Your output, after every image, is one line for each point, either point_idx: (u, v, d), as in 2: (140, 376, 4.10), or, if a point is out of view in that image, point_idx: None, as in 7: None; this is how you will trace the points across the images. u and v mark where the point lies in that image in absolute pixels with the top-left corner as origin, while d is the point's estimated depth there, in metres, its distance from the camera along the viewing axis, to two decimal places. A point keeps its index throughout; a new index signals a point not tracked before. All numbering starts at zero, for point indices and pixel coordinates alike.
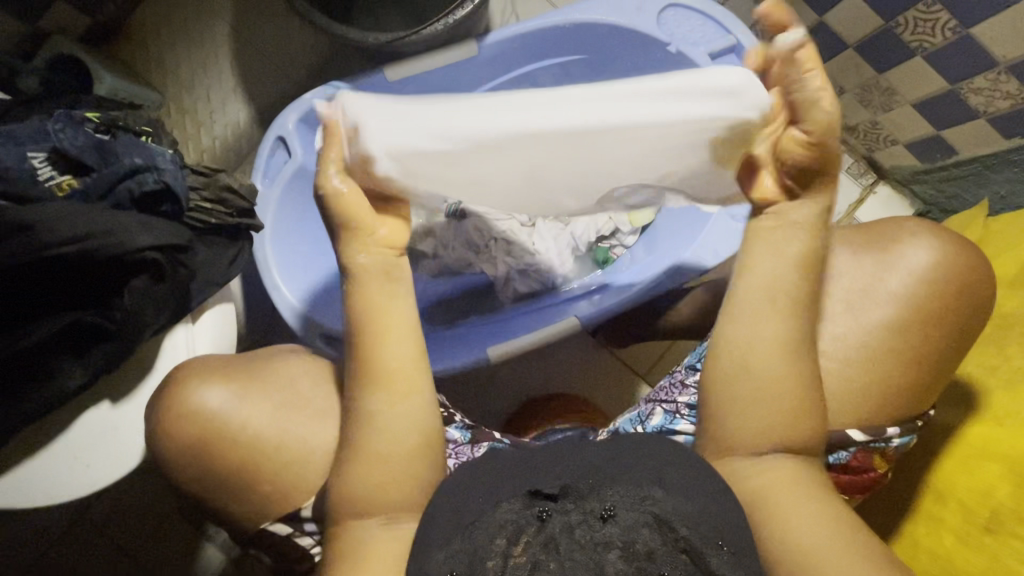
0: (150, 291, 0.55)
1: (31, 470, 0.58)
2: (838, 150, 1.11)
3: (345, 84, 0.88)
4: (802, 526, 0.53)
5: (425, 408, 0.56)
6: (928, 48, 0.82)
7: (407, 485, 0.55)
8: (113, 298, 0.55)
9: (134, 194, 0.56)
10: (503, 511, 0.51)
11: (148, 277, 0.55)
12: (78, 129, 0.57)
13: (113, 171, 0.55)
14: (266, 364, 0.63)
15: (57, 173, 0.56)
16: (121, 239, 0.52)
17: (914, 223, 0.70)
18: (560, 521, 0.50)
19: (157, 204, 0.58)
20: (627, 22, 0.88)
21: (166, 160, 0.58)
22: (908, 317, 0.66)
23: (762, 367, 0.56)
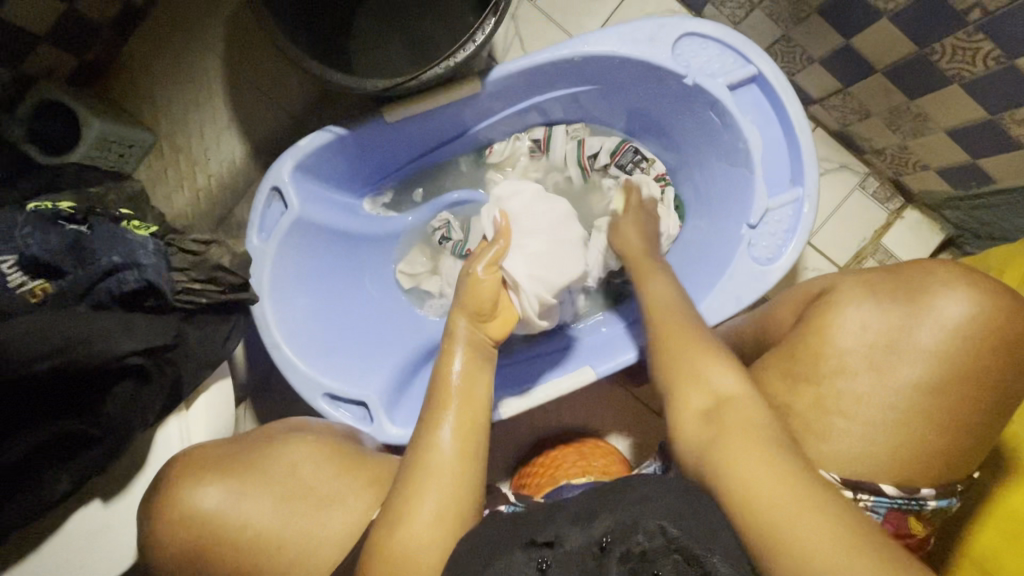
0: (138, 392, 0.52)
1: (24, 574, 0.55)
2: (862, 172, 1.05)
3: (341, 128, 0.83)
4: (765, 480, 0.50)
5: (457, 480, 0.57)
6: (967, 77, 0.75)
7: (424, 563, 0.53)
8: (98, 405, 0.52)
9: (113, 294, 0.53)
10: (504, 563, 0.50)
11: (134, 380, 0.52)
12: (48, 226, 0.52)
13: (90, 273, 0.52)
14: (268, 446, 0.61)
15: (30, 277, 0.52)
16: (101, 348, 0.49)
17: (945, 268, 0.65)
18: (559, 571, 0.49)
19: (140, 300, 0.54)
20: (639, 54, 0.82)
21: (146, 253, 0.54)
22: (948, 380, 0.61)
23: (707, 364, 0.61)
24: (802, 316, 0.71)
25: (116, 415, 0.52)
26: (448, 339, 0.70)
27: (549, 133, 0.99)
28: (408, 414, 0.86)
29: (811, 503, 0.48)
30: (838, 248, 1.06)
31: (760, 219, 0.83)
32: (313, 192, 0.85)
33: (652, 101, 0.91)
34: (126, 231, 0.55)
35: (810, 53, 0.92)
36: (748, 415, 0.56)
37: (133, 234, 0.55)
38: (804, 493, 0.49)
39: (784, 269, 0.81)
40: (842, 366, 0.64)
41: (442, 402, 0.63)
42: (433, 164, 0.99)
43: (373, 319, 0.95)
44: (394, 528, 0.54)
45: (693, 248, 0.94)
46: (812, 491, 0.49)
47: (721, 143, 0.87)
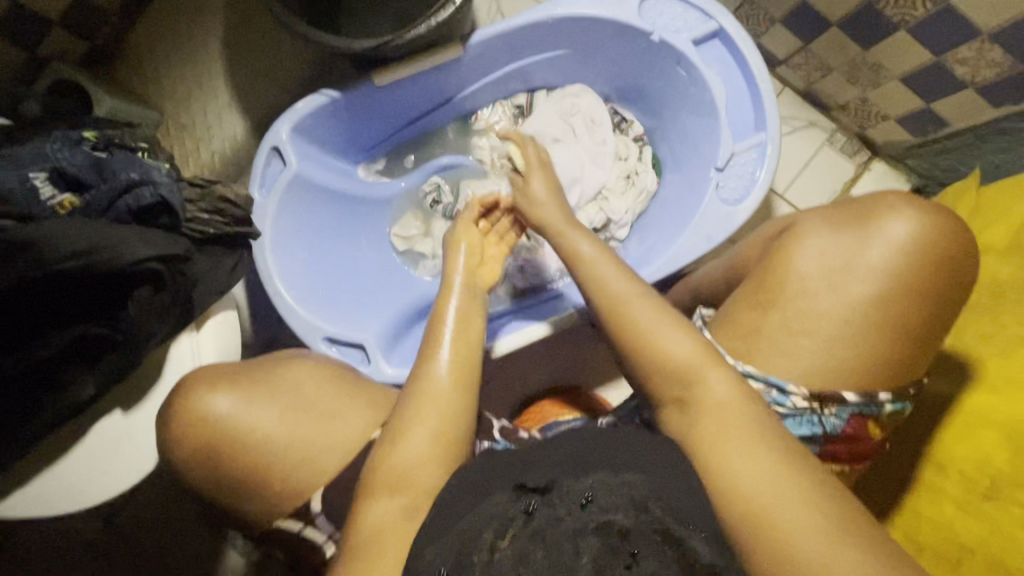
0: (153, 299, 0.57)
1: (53, 479, 0.61)
2: (829, 129, 1.11)
3: (335, 92, 0.89)
4: (750, 469, 0.52)
5: (455, 407, 0.62)
6: (911, 22, 0.81)
7: (420, 479, 0.59)
8: (119, 308, 0.57)
9: (131, 209, 0.57)
10: (494, 503, 0.55)
11: (150, 286, 0.57)
12: (75, 147, 0.59)
13: (110, 187, 0.57)
14: (273, 369, 0.66)
15: (59, 192, 0.58)
16: (121, 253, 0.54)
17: (892, 197, 0.70)
18: (546, 513, 0.53)
19: (153, 218, 0.59)
20: (609, 14, 0.88)
21: (160, 175, 0.59)
22: (890, 292, 0.66)
23: (674, 343, 0.59)
24: (767, 248, 0.76)
25: (136, 317, 0.57)
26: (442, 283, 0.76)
27: (531, 100, 1.06)
28: (404, 357, 0.91)
29: (796, 488, 0.51)
30: (810, 201, 1.12)
31: (727, 163, 0.88)
32: (310, 153, 0.92)
33: (625, 61, 0.97)
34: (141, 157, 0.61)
35: (771, 14, 0.99)
36: (728, 401, 0.56)
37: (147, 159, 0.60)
38: (787, 482, 0.51)
39: (751, 207, 0.86)
40: (800, 284, 0.70)
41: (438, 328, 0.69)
42: (422, 131, 1.06)
43: (370, 276, 1.00)
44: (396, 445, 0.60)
45: (669, 199, 1.00)
46: (798, 484, 0.51)
47: (690, 96, 0.93)
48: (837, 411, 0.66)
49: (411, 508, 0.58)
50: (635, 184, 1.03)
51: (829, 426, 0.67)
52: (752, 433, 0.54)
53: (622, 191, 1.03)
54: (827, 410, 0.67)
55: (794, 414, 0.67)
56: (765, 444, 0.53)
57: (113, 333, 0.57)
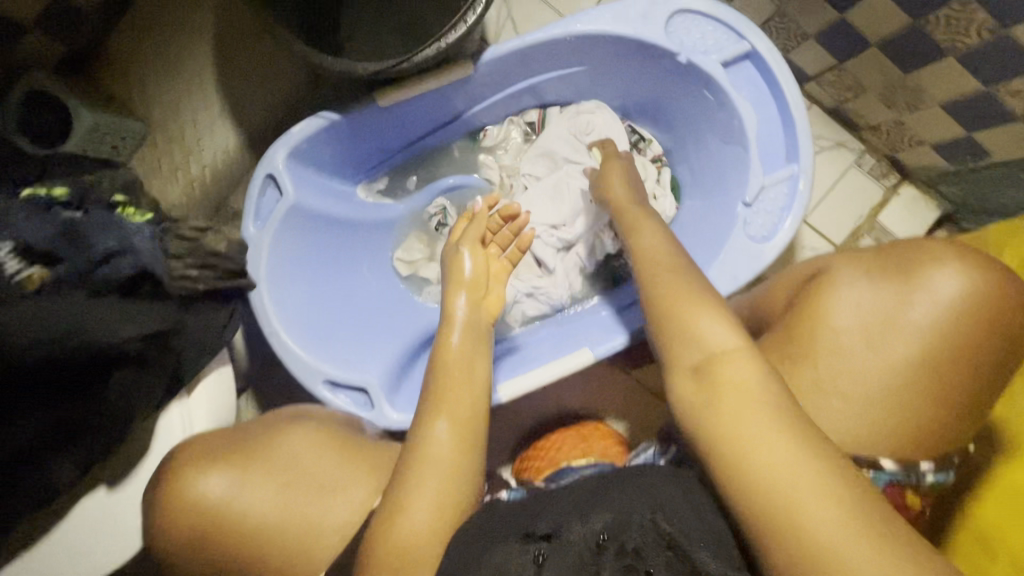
0: (137, 377, 0.54)
1: (30, 560, 0.56)
2: (858, 150, 1.05)
3: (334, 114, 0.82)
4: (777, 460, 0.46)
5: (459, 476, 0.58)
6: (962, 48, 0.75)
7: (424, 559, 0.54)
8: (98, 390, 0.53)
9: (109, 282, 0.52)
10: (498, 555, 0.52)
11: (133, 365, 0.54)
12: (44, 215, 0.53)
13: (86, 257, 0.52)
14: (271, 439, 0.61)
15: (25, 266, 0.51)
16: (105, 334, 0.51)
17: (938, 246, 0.66)
18: (555, 562, 0.51)
19: (137, 287, 0.54)
20: (632, 33, 0.81)
21: (142, 238, 0.54)
22: (937, 353, 0.61)
23: (710, 328, 0.55)
24: (797, 295, 0.71)
25: (116, 401, 0.53)
26: (443, 324, 0.71)
27: (543, 115, 0.99)
28: (409, 399, 0.87)
29: (824, 482, 0.45)
30: (835, 226, 1.06)
31: (755, 197, 0.83)
32: (309, 179, 0.85)
33: (648, 79, 0.90)
34: (120, 218, 0.56)
35: (804, 29, 0.92)
36: (755, 383, 0.51)
37: (127, 221, 0.55)
38: (817, 476, 0.45)
39: (779, 245, 0.81)
40: (834, 340, 0.65)
41: (439, 382, 0.65)
42: (428, 148, 0.99)
43: (372, 306, 0.95)
44: (397, 520, 0.55)
45: (687, 226, 0.95)
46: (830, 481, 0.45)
47: (716, 121, 0.87)
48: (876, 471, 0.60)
49: None
50: (654, 209, 0.96)
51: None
52: (779, 420, 0.48)
53: None
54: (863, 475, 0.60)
55: None
56: (793, 433, 0.47)
57: (92, 416, 0.53)
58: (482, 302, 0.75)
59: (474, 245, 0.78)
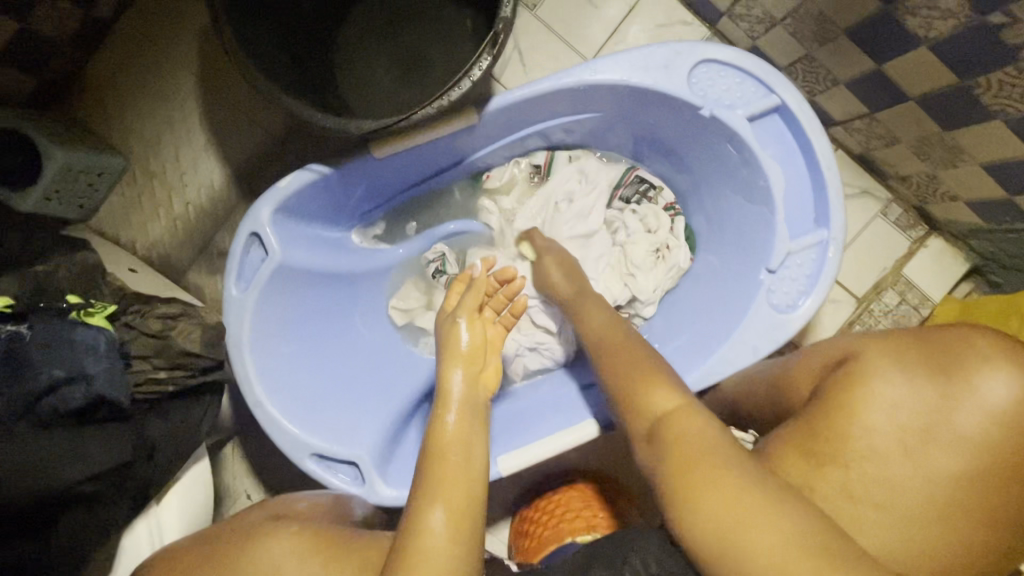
0: (90, 516, 0.51)
1: None
2: (884, 198, 0.99)
3: (325, 166, 0.76)
4: (717, 493, 0.47)
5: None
6: (1013, 113, 0.68)
7: None
8: (48, 533, 0.50)
9: (59, 412, 0.51)
10: None
11: (85, 506, 0.51)
12: None
13: (31, 388, 0.51)
14: (244, 551, 0.54)
15: None
16: (53, 479, 0.49)
17: (980, 341, 0.59)
18: None
19: (92, 413, 0.53)
20: (650, 84, 0.74)
21: (93, 363, 0.53)
22: (981, 467, 0.56)
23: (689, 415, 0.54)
24: (823, 382, 0.65)
25: (65, 544, 0.50)
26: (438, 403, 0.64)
27: (551, 158, 0.93)
28: (402, 469, 0.81)
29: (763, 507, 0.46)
30: (858, 279, 1.00)
31: (780, 264, 0.77)
32: (298, 233, 0.79)
33: (666, 127, 0.83)
34: (67, 334, 0.54)
35: (835, 74, 0.85)
36: (698, 432, 0.52)
37: (77, 338, 0.53)
38: (756, 502, 0.46)
39: (804, 316, 0.75)
40: (867, 441, 0.59)
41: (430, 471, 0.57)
42: (427, 192, 0.93)
43: (366, 362, 0.89)
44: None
45: (703, 281, 0.89)
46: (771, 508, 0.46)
47: (739, 176, 0.80)
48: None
49: None
50: (667, 260, 0.91)
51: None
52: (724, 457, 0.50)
53: (652, 267, 0.90)
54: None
55: None
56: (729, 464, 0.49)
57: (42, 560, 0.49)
58: (483, 375, 0.67)
59: (473, 315, 0.71)
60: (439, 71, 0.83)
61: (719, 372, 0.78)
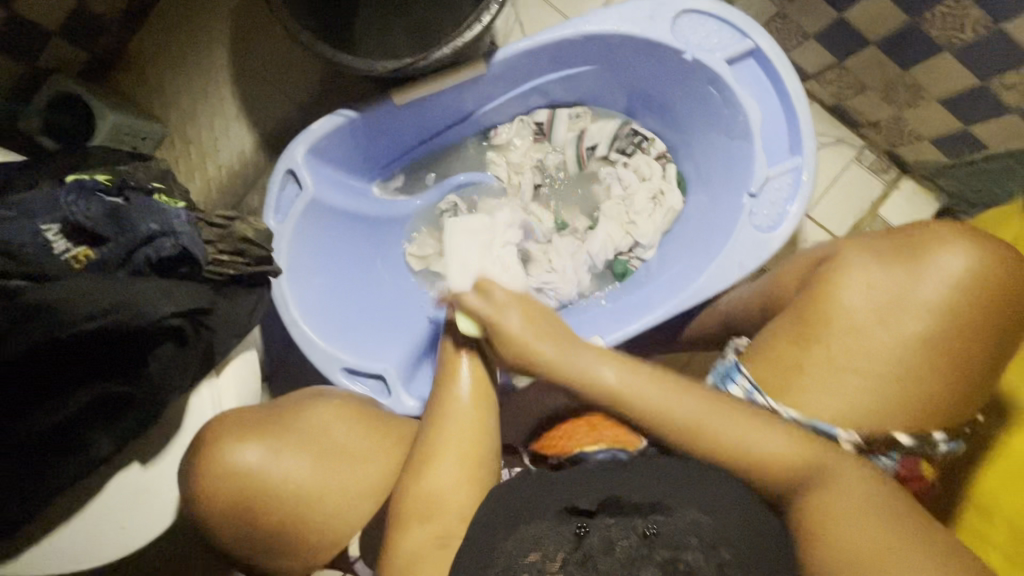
0: (175, 357, 0.58)
1: (73, 535, 0.61)
2: (858, 146, 1.08)
3: (352, 112, 0.85)
4: (852, 526, 0.54)
5: (470, 434, 0.62)
6: (958, 44, 0.77)
7: (449, 504, 0.58)
8: (140, 366, 0.57)
9: (151, 260, 0.58)
10: (538, 527, 0.53)
11: (173, 343, 0.58)
12: (90, 197, 0.58)
13: (130, 238, 0.58)
14: (296, 413, 0.65)
15: (71, 245, 0.58)
16: (144, 310, 0.54)
17: (946, 227, 0.66)
18: (599, 535, 0.51)
19: (174, 268, 0.60)
20: (639, 32, 0.85)
21: (181, 223, 0.60)
22: (942, 328, 0.62)
23: (763, 443, 0.59)
24: (807, 280, 0.71)
25: (154, 376, 0.57)
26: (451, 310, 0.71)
27: (552, 115, 1.02)
28: (424, 388, 0.89)
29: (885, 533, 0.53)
30: (838, 219, 1.09)
31: (760, 188, 0.85)
32: (327, 175, 0.88)
33: (655, 77, 0.93)
34: (159, 203, 0.61)
35: (805, 29, 0.95)
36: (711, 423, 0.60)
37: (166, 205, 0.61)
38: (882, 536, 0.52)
39: (785, 235, 0.83)
40: (848, 320, 0.65)
41: (454, 363, 0.67)
42: (439, 147, 1.02)
43: (387, 300, 0.98)
44: (419, 475, 0.60)
45: (694, 220, 0.97)
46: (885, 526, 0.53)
47: (721, 116, 0.90)
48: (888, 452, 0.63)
49: (443, 537, 0.57)
50: (662, 204, 1.00)
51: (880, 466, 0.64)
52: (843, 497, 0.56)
53: (649, 213, 1.00)
54: (878, 451, 0.64)
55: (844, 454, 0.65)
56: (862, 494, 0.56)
57: (135, 390, 0.57)
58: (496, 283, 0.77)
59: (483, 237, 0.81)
60: (443, 17, 0.88)
61: (712, 288, 0.85)
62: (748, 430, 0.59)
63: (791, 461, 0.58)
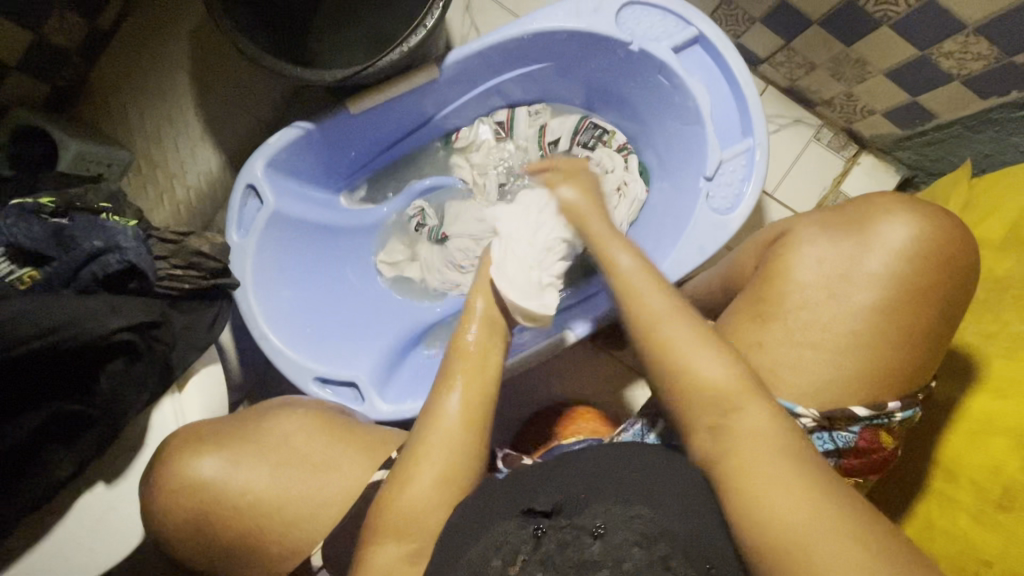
0: (128, 370, 0.60)
1: (40, 556, 0.63)
2: (815, 125, 1.10)
3: (308, 123, 0.86)
4: (778, 494, 0.47)
5: (456, 443, 0.58)
6: (894, 17, 0.79)
7: (425, 523, 0.56)
8: (92, 383, 0.59)
9: (98, 276, 0.61)
10: (501, 530, 0.52)
11: (125, 358, 0.60)
12: (32, 220, 0.61)
13: (74, 258, 0.60)
14: (263, 424, 0.67)
15: (19, 267, 0.61)
16: (94, 326, 0.57)
17: (892, 199, 0.66)
18: (555, 538, 0.51)
19: (124, 283, 0.63)
20: (584, 26, 0.86)
21: (126, 239, 0.62)
22: (892, 296, 0.62)
23: (698, 356, 0.54)
24: (762, 259, 0.71)
25: (110, 390, 0.59)
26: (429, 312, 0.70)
27: (512, 114, 1.03)
28: (398, 392, 0.90)
29: (823, 513, 0.46)
30: (800, 199, 1.10)
31: (715, 171, 0.86)
32: (288, 188, 0.89)
33: (606, 71, 0.95)
34: (105, 222, 0.63)
35: (751, 14, 0.97)
36: (695, 365, 0.54)
37: (110, 224, 0.63)
38: (811, 509, 0.46)
39: (742, 215, 0.84)
40: (803, 296, 0.65)
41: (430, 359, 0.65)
42: (403, 153, 1.03)
43: (360, 309, 0.99)
44: (399, 488, 0.57)
45: (655, 208, 0.98)
46: (806, 484, 0.47)
47: (673, 104, 0.91)
48: (849, 426, 0.62)
49: (415, 554, 0.55)
50: (627, 195, 1.00)
51: (839, 442, 0.63)
52: (791, 471, 0.48)
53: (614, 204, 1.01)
54: (837, 426, 0.62)
55: (803, 434, 0.63)
56: (808, 473, 0.48)
57: (90, 408, 0.59)
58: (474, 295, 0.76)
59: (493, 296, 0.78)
60: (393, 24, 0.90)
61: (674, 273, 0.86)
62: (688, 344, 0.55)
63: (711, 386, 0.53)
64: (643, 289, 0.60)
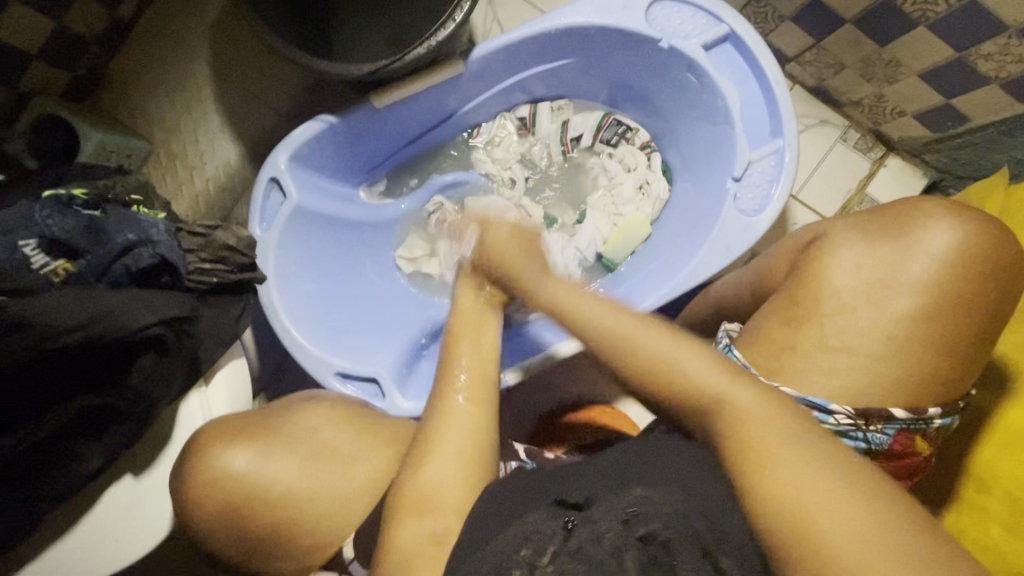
0: (159, 364, 0.60)
1: (68, 547, 0.63)
2: (842, 125, 1.08)
3: (332, 117, 0.85)
4: (798, 474, 0.45)
5: (473, 423, 0.58)
6: (932, 17, 0.78)
7: (446, 501, 0.54)
8: (123, 377, 0.59)
9: (130, 270, 0.61)
10: (529, 521, 0.51)
11: (155, 352, 0.59)
12: (65, 212, 0.61)
13: (108, 251, 0.60)
14: (289, 417, 0.67)
15: (51, 258, 0.60)
16: (125, 320, 0.56)
17: (930, 203, 0.65)
18: (588, 530, 0.49)
19: (156, 277, 0.63)
20: (613, 22, 0.85)
21: (159, 232, 0.62)
22: (931, 303, 0.61)
23: (693, 360, 0.51)
24: (794, 262, 0.70)
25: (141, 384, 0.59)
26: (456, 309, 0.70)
27: (534, 110, 1.02)
28: (418, 390, 0.89)
29: (847, 502, 0.43)
30: (825, 200, 1.08)
31: (744, 172, 0.85)
32: (310, 182, 0.88)
33: (632, 68, 0.93)
34: (138, 215, 0.63)
35: (781, 11, 0.95)
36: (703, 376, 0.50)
37: (144, 217, 0.63)
38: (838, 497, 0.43)
39: (771, 217, 0.83)
40: (837, 300, 0.64)
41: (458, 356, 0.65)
42: (423, 148, 1.02)
43: (378, 305, 0.98)
44: (417, 471, 0.56)
45: (679, 208, 0.97)
46: (838, 472, 0.45)
47: (700, 102, 0.90)
48: (886, 426, 0.60)
49: (441, 534, 0.53)
50: (649, 194, 1.00)
51: (874, 443, 0.62)
52: (825, 466, 0.45)
53: (636, 203, 1.00)
54: (873, 426, 0.61)
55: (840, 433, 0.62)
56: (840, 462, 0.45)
57: (120, 401, 0.59)
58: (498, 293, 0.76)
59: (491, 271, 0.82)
60: (418, 18, 0.89)
61: (701, 274, 0.85)
62: (693, 355, 0.51)
63: (722, 396, 0.49)
64: (633, 330, 0.54)
